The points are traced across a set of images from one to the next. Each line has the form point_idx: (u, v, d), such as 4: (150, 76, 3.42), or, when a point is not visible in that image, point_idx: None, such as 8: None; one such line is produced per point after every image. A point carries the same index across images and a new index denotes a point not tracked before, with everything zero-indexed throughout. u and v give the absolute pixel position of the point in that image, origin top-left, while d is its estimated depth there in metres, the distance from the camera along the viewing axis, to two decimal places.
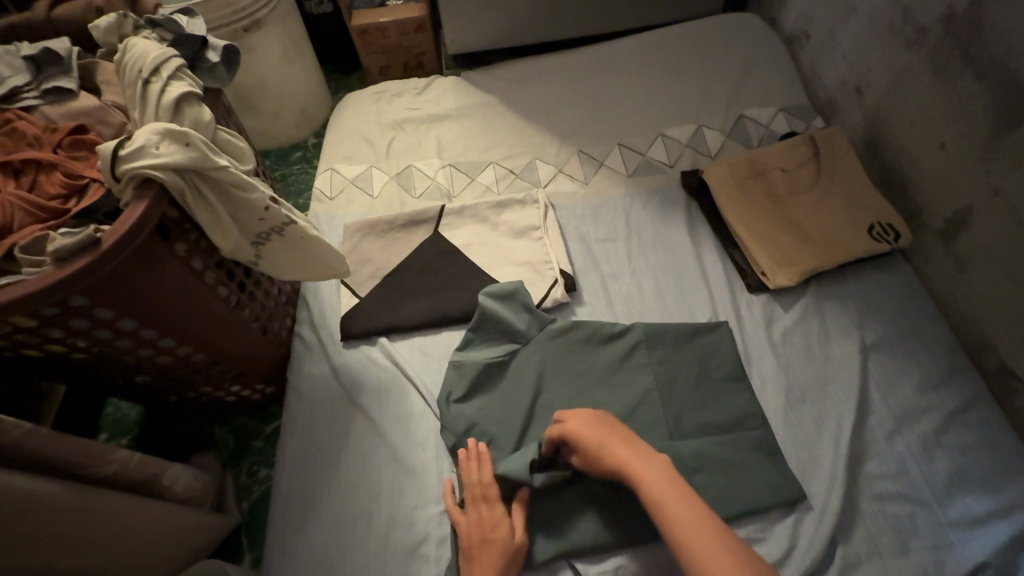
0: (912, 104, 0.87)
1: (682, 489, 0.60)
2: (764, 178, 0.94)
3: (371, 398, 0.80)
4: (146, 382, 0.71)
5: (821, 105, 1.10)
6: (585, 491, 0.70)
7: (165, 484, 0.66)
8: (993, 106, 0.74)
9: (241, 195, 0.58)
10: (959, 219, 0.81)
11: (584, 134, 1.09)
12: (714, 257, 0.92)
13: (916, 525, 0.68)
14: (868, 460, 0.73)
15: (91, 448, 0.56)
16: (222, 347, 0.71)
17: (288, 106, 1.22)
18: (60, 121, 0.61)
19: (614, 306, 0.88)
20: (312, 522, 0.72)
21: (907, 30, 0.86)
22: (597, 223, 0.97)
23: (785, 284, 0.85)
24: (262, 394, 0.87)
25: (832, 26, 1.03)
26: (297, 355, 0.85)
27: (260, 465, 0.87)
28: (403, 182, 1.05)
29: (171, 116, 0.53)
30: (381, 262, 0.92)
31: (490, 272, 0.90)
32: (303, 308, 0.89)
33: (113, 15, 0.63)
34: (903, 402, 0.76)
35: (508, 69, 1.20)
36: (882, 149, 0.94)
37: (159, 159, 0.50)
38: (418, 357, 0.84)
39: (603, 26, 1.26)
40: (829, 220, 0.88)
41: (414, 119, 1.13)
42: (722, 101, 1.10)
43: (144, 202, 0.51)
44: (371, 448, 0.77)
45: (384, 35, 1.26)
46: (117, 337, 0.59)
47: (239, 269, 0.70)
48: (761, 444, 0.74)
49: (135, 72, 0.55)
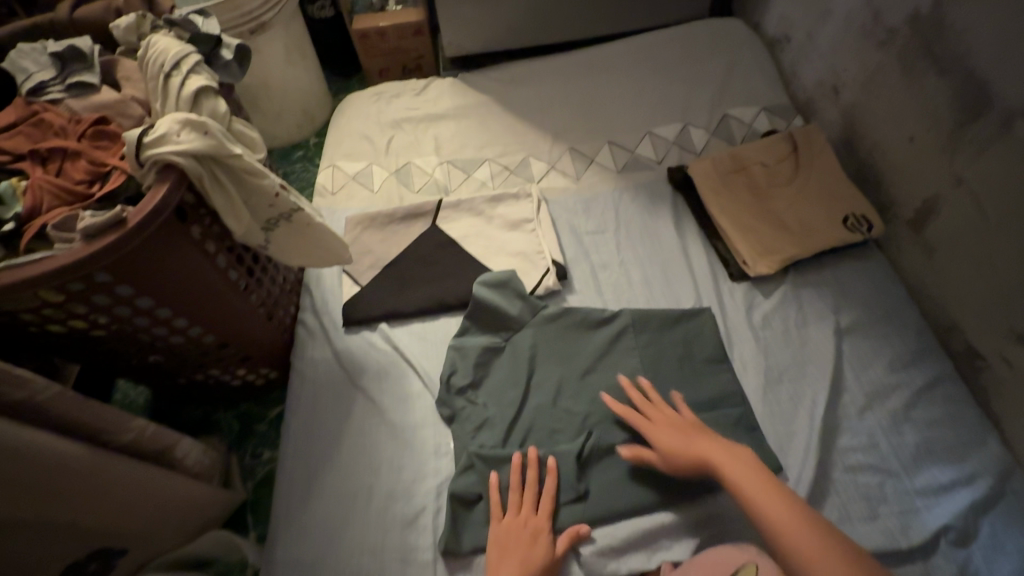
0: (883, 102, 0.92)
1: (781, 492, 0.63)
2: (746, 173, 1.00)
3: (372, 380, 0.84)
4: (158, 363, 0.75)
5: (801, 106, 1.15)
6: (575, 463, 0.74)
7: (178, 456, 0.69)
8: (956, 102, 0.79)
9: (253, 182, 0.62)
10: (928, 208, 0.86)
11: (576, 133, 1.14)
12: (698, 247, 0.97)
13: (884, 493, 0.72)
14: (841, 434, 0.77)
15: (112, 416, 0.59)
16: (231, 328, 0.75)
17: (291, 106, 1.27)
18: (83, 113, 0.65)
19: (604, 293, 0.93)
20: (316, 496, 0.75)
21: (877, 32, 0.92)
22: (588, 216, 1.02)
23: (764, 272, 0.90)
24: (267, 378, 0.91)
25: (811, 29, 1.08)
26: (301, 340, 0.88)
27: (264, 447, 0.91)
28: (402, 178, 1.09)
29: (190, 107, 0.58)
30: (381, 252, 0.96)
31: (485, 261, 0.95)
32: (307, 296, 0.93)
33: (132, 16, 0.68)
34: (875, 381, 0.81)
35: (503, 71, 1.25)
36: (857, 145, 0.99)
37: (180, 146, 0.55)
38: (416, 341, 0.88)
39: (594, 30, 1.32)
40: (807, 212, 0.93)
41: (413, 118, 1.18)
42: (708, 102, 1.15)
43: (166, 185, 0.55)
44: (372, 426, 0.81)
45: (383, 38, 1.31)
46: (135, 315, 0.63)
47: (249, 254, 0.74)
48: (741, 421, 0.78)
49: (157, 67, 0.60)
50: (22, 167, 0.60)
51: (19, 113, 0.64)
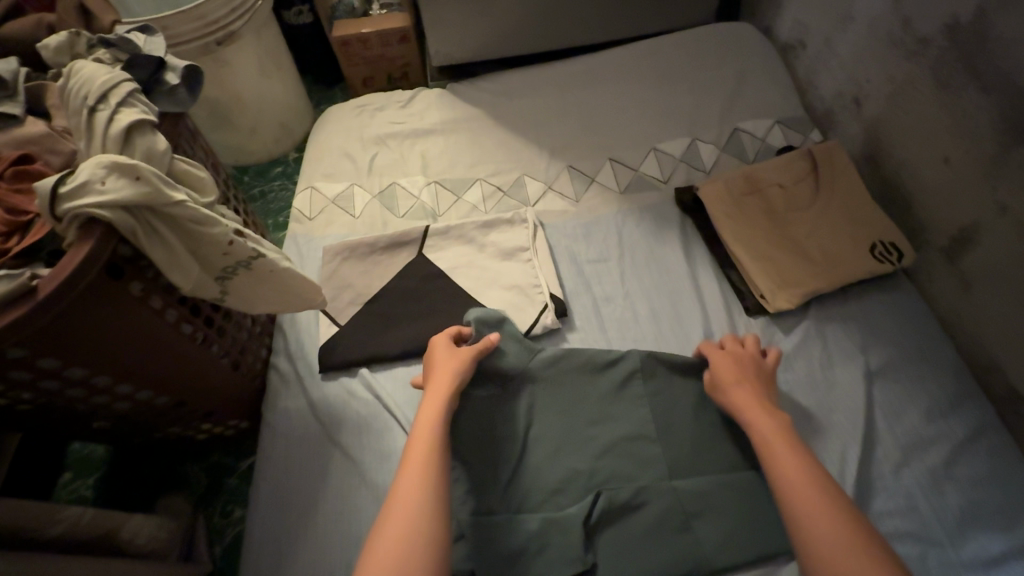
0: (913, 117, 0.84)
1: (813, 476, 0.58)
2: (761, 194, 0.91)
3: (351, 435, 0.75)
4: (106, 428, 0.66)
5: (817, 118, 1.07)
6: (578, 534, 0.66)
7: (125, 538, 0.61)
8: (1000, 122, 0.71)
9: (202, 230, 0.53)
10: (966, 237, 0.78)
11: (575, 149, 1.05)
12: (710, 277, 0.89)
13: (927, 566, 0.64)
14: (875, 496, 0.69)
15: (32, 509, 0.51)
16: (188, 386, 0.66)
17: (267, 121, 1.18)
18: (4, 150, 0.56)
19: (608, 331, 0.84)
20: (287, 575, 0.67)
21: (907, 41, 0.83)
22: (589, 242, 0.94)
23: (784, 307, 0.81)
24: (237, 429, 0.82)
25: (829, 35, 1.00)
26: (273, 389, 0.80)
27: (234, 504, 0.82)
28: (385, 200, 1.00)
29: (120, 148, 0.49)
30: (362, 287, 0.87)
31: (477, 296, 0.86)
32: (280, 337, 0.84)
33: (64, 33, 0.59)
34: (911, 432, 0.73)
35: (495, 81, 1.16)
36: (882, 164, 0.91)
37: (104, 197, 0.46)
38: (401, 389, 0.79)
39: (593, 35, 1.23)
40: (830, 239, 0.85)
41: (398, 134, 1.09)
42: (717, 113, 1.07)
43: (89, 243, 0.46)
44: (351, 489, 0.72)
45: (366, 46, 1.22)
46: (67, 386, 0.54)
47: (206, 304, 0.65)
48: (763, 482, 0.70)
49: (80, 98, 0.51)
50: None
51: None
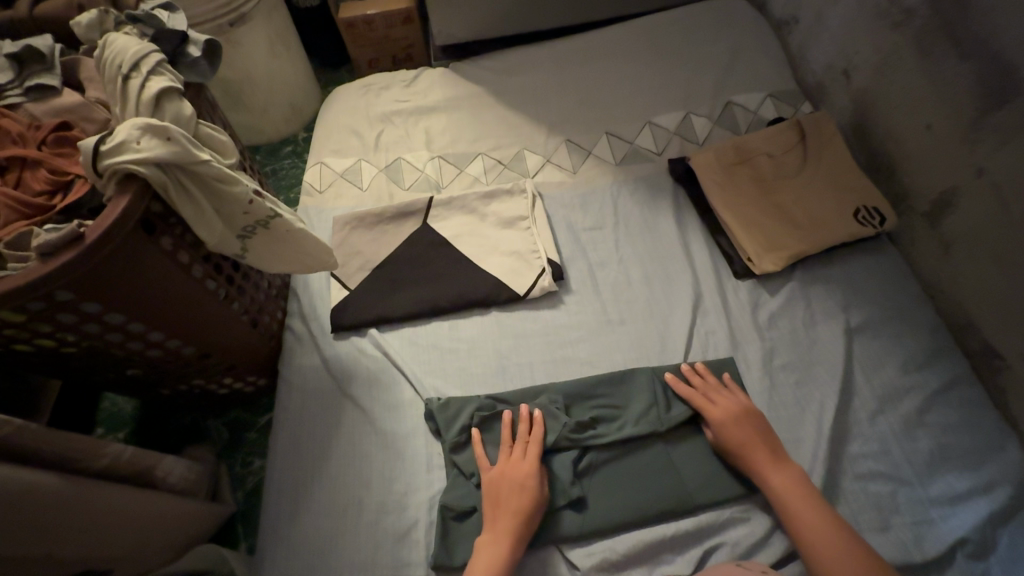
0: (898, 86, 0.87)
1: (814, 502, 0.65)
2: (750, 163, 0.95)
3: (362, 388, 0.81)
4: (140, 376, 0.72)
5: (809, 91, 1.09)
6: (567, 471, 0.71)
7: (159, 475, 0.67)
8: (977, 87, 0.74)
9: (225, 188, 0.58)
10: (945, 200, 0.81)
11: (573, 124, 1.09)
12: (700, 244, 0.93)
13: (897, 502, 0.69)
14: (851, 441, 0.74)
15: (82, 443, 0.57)
16: (213, 339, 0.72)
17: (277, 101, 1.22)
18: (44, 117, 0.61)
19: (602, 294, 0.89)
20: (304, 512, 0.73)
21: (893, 12, 0.86)
22: (585, 212, 0.98)
23: (770, 269, 0.85)
24: (255, 385, 0.88)
25: (820, 9, 1.03)
26: (288, 347, 0.85)
27: (254, 456, 0.89)
28: (391, 174, 1.05)
29: (152, 111, 0.54)
30: (370, 254, 0.92)
31: (478, 262, 0.91)
32: (294, 300, 0.89)
33: (94, 12, 0.64)
34: (887, 383, 0.77)
35: (496, 60, 1.20)
36: (869, 132, 0.94)
37: (140, 155, 0.51)
38: (408, 348, 0.85)
39: (591, 13, 1.26)
40: (817, 205, 0.89)
41: (403, 111, 1.13)
42: (711, 87, 1.10)
43: (127, 195, 0.51)
44: (362, 436, 0.78)
45: (372, 28, 1.26)
46: (106, 331, 0.60)
47: (227, 262, 0.71)
48: None
49: (115, 67, 0.56)
50: None
51: None
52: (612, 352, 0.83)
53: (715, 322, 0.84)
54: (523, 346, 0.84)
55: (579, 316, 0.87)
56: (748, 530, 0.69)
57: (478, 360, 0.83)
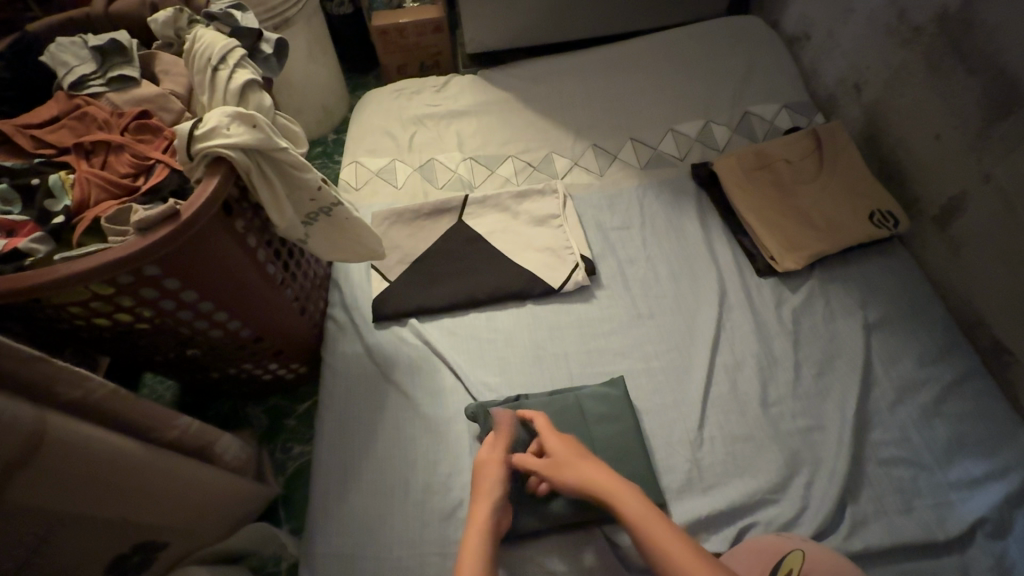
0: (908, 99, 0.93)
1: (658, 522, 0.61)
2: (770, 169, 1.00)
3: (404, 375, 0.84)
4: (196, 358, 0.75)
5: (821, 103, 1.16)
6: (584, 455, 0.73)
7: (217, 452, 0.69)
8: (984, 100, 0.80)
9: (298, 175, 0.62)
10: (955, 205, 0.86)
11: (598, 130, 1.14)
12: (724, 244, 0.97)
13: (918, 486, 0.73)
14: (872, 429, 0.78)
15: (158, 413, 0.59)
16: (268, 322, 0.75)
17: (311, 103, 1.27)
18: (126, 106, 0.65)
19: (632, 290, 0.93)
20: (351, 493, 0.75)
21: (903, 30, 0.92)
22: (613, 212, 1.03)
23: (792, 268, 0.90)
24: (297, 373, 0.91)
25: (832, 27, 1.09)
26: (331, 335, 0.88)
27: (294, 441, 0.91)
28: (425, 174, 1.09)
29: (238, 100, 0.58)
30: (408, 247, 0.96)
31: (513, 257, 0.95)
32: (336, 290, 0.93)
33: (170, 11, 0.68)
34: (904, 375, 0.82)
35: (523, 68, 1.25)
36: (880, 142, 1.00)
37: (230, 139, 0.55)
38: (447, 337, 0.88)
39: (613, 26, 1.32)
40: (833, 208, 0.94)
41: (435, 114, 1.18)
42: (729, 98, 1.16)
43: (215, 178, 0.55)
44: (406, 420, 0.81)
45: (403, 36, 1.31)
46: (179, 309, 0.63)
47: (285, 249, 0.74)
48: (771, 416, 0.79)
49: (203, 60, 0.60)
50: (66, 160, 0.60)
51: (62, 107, 0.64)
52: (643, 344, 0.87)
53: (739, 316, 0.89)
54: (557, 337, 0.88)
55: (610, 310, 0.91)
56: (778, 512, 0.72)
57: (514, 349, 0.87)
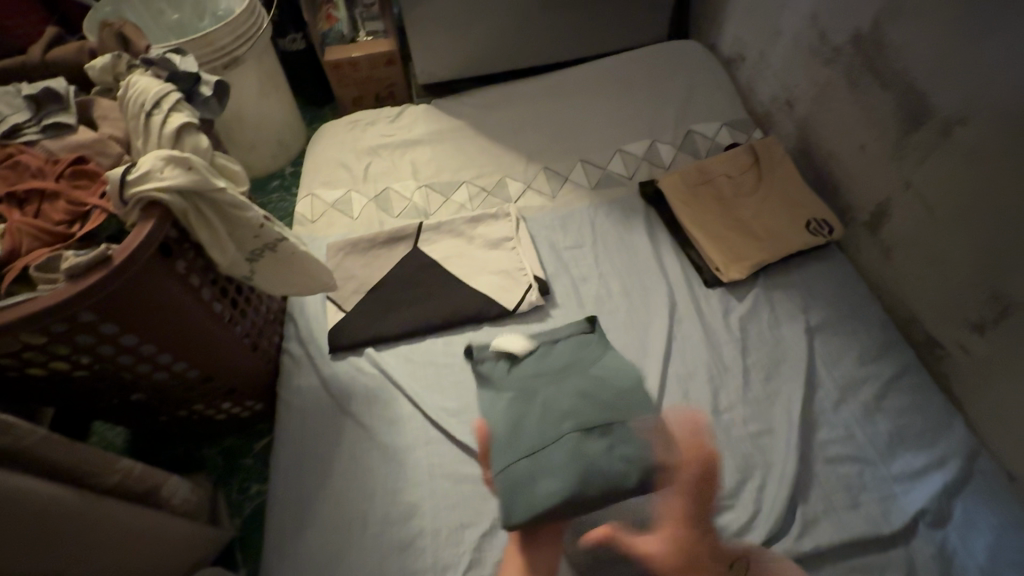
0: (833, 113, 0.99)
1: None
2: (712, 185, 1.04)
3: (361, 405, 0.84)
4: (143, 402, 0.74)
5: (759, 120, 1.22)
6: (583, 442, 0.72)
7: (164, 496, 0.68)
8: (898, 113, 0.86)
9: (238, 213, 0.63)
10: (881, 210, 0.91)
11: (549, 153, 1.18)
12: (672, 257, 1.01)
13: (864, 481, 0.76)
14: (819, 429, 0.80)
15: (96, 457, 0.58)
16: (217, 361, 0.74)
17: (266, 138, 1.28)
18: (60, 153, 0.65)
19: (586, 307, 0.95)
20: (309, 528, 0.74)
21: (824, 50, 0.99)
22: (565, 232, 1.05)
23: (736, 277, 0.94)
24: (253, 410, 0.90)
25: (763, 49, 1.16)
26: (287, 369, 0.88)
27: (251, 481, 0.89)
28: (381, 203, 1.11)
29: (173, 144, 0.58)
30: (364, 277, 0.97)
31: (468, 280, 0.96)
32: (291, 324, 0.92)
33: (108, 57, 0.70)
34: (846, 374, 0.85)
35: (475, 96, 1.29)
36: (813, 154, 1.06)
37: (164, 183, 0.55)
38: (404, 364, 0.88)
39: (561, 54, 1.38)
40: (772, 218, 0.99)
41: (390, 144, 1.20)
42: (672, 117, 1.21)
43: (150, 221, 0.55)
44: (364, 451, 0.80)
45: (357, 69, 1.34)
46: (118, 353, 0.62)
47: (232, 286, 0.74)
48: (723, 424, 0.81)
49: (138, 105, 0.61)
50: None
51: None
52: None
53: (688, 327, 0.91)
54: None
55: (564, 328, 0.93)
56: (732, 517, 0.73)
57: (472, 373, 0.87)
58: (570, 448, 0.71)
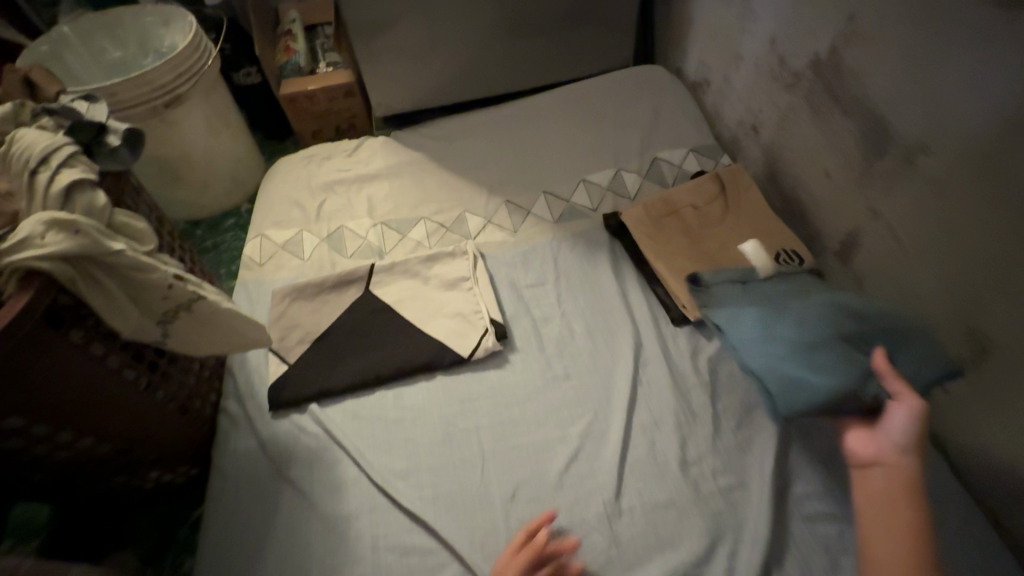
0: (798, 140, 0.95)
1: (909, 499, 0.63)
2: (678, 216, 1.00)
3: (301, 469, 0.77)
4: (48, 485, 0.67)
5: (727, 145, 1.18)
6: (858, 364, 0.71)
7: None
8: (861, 140, 0.82)
9: (140, 275, 0.57)
10: (852, 240, 0.87)
11: (511, 185, 1.13)
12: (639, 294, 0.96)
13: (845, 542, 0.70)
14: (796, 482, 0.75)
15: None
16: (133, 433, 0.68)
17: (217, 176, 1.22)
18: None
19: (547, 350, 0.89)
20: None
21: (785, 75, 0.95)
22: (527, 269, 1.00)
23: (705, 315, 0.88)
24: (187, 476, 0.84)
25: (726, 73, 1.13)
26: (223, 431, 0.81)
27: (186, 555, 0.82)
28: (333, 243, 1.05)
29: (60, 204, 0.53)
30: (310, 325, 0.91)
31: (421, 326, 0.90)
32: (229, 380, 0.86)
33: (9, 105, 0.64)
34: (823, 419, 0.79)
35: (435, 127, 1.25)
36: (781, 181, 1.02)
37: (45, 250, 0.50)
38: (350, 421, 0.82)
39: (524, 81, 1.34)
40: (741, 251, 0.94)
41: (345, 180, 1.15)
42: (638, 145, 1.17)
43: (28, 293, 0.49)
44: (302, 522, 0.73)
45: (313, 102, 1.29)
46: (5, 437, 0.56)
47: (149, 349, 0.68)
48: (692, 480, 0.75)
49: (22, 161, 0.55)
50: None
51: None
52: (558, 409, 0.83)
53: (655, 370, 0.86)
54: (469, 412, 0.83)
55: (524, 374, 0.87)
56: None
57: (424, 430, 0.81)
58: (840, 355, 0.71)
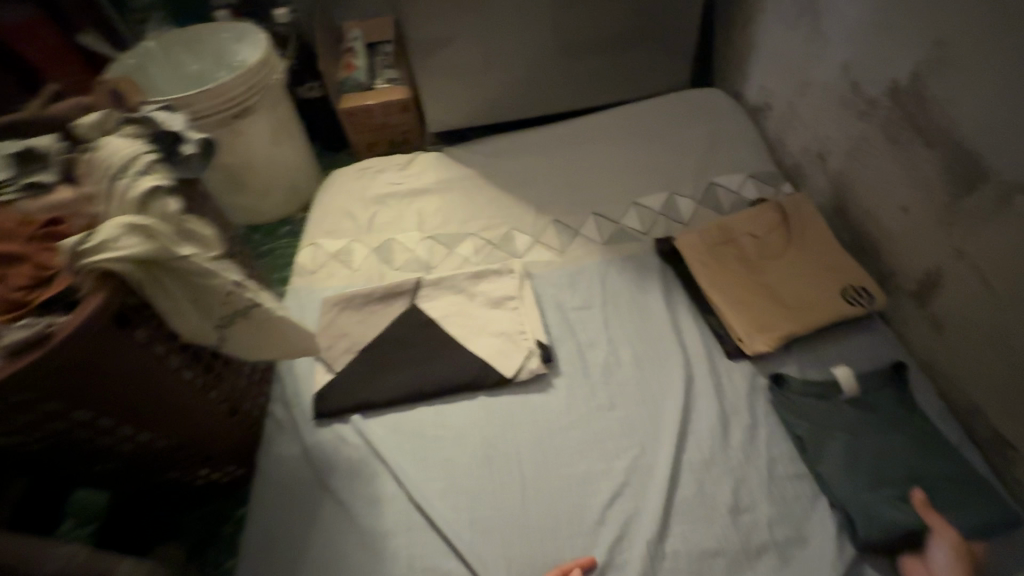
0: (871, 170, 0.90)
1: None
2: (734, 244, 0.96)
3: (342, 480, 0.77)
4: (106, 477, 0.69)
5: (789, 172, 1.13)
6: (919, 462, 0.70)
7: None
8: (946, 174, 0.76)
9: (204, 281, 0.59)
10: (930, 280, 0.81)
11: (560, 204, 1.12)
12: (690, 323, 0.92)
13: None
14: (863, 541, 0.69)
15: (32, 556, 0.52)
16: (185, 432, 0.70)
17: (276, 184, 1.27)
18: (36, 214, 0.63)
19: (592, 376, 0.87)
20: None
21: (859, 103, 0.91)
22: (574, 291, 0.98)
23: (762, 350, 0.84)
24: (233, 475, 0.85)
25: (792, 99, 1.09)
26: (269, 435, 0.83)
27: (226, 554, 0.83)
28: (382, 254, 1.07)
29: (138, 210, 0.56)
30: (357, 335, 0.91)
31: (465, 343, 0.90)
32: (276, 385, 0.88)
33: (99, 113, 0.69)
34: None
35: (487, 144, 1.25)
36: (849, 212, 0.96)
37: (120, 252, 0.52)
38: (391, 435, 0.81)
39: (577, 101, 1.34)
40: (803, 284, 0.89)
41: (397, 193, 1.17)
42: (693, 169, 1.14)
43: (99, 294, 0.52)
44: (341, 535, 0.73)
45: (371, 116, 1.33)
46: (72, 429, 0.58)
47: (206, 351, 0.70)
48: (746, 527, 0.71)
49: (106, 168, 0.59)
50: None
51: None
52: (602, 440, 0.79)
53: (706, 405, 0.82)
54: (510, 435, 0.81)
55: (568, 400, 0.84)
56: None
57: (464, 450, 0.79)
58: (900, 456, 0.71)
